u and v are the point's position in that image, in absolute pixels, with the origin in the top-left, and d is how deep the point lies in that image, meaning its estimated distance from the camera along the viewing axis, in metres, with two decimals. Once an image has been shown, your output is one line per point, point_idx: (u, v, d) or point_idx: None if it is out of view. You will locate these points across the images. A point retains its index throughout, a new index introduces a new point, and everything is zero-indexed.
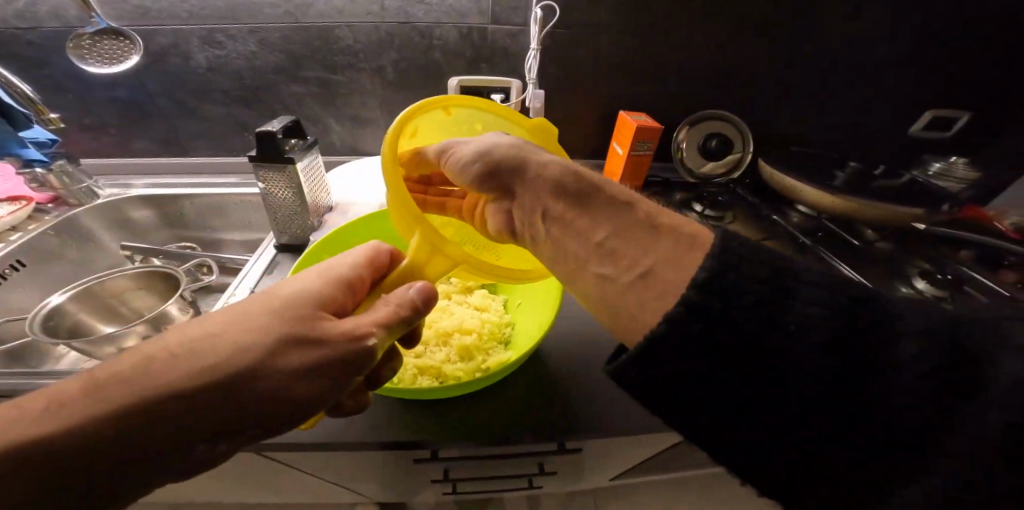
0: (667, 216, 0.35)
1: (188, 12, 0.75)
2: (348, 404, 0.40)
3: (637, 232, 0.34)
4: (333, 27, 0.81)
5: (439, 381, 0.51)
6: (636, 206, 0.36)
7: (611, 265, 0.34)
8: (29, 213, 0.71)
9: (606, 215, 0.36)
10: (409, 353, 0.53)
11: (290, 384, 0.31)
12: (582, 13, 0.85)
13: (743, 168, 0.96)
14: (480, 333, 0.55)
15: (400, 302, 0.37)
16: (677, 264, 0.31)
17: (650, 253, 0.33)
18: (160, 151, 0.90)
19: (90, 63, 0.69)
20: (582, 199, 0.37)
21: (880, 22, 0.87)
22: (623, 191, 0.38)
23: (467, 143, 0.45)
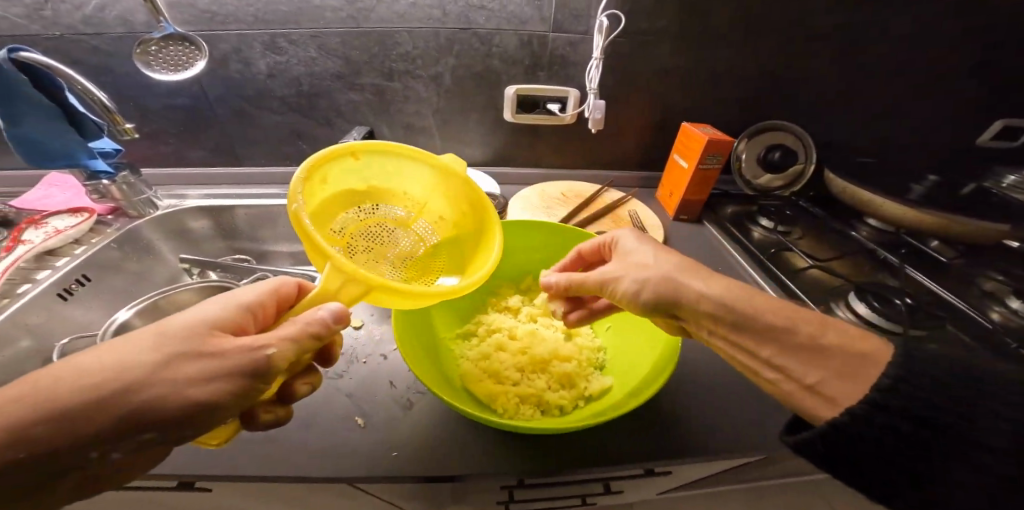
0: (839, 328, 0.38)
1: (253, 17, 0.73)
2: (263, 418, 0.39)
3: (808, 351, 0.37)
4: (393, 33, 0.78)
5: (541, 410, 0.49)
6: (805, 317, 0.39)
7: (783, 373, 0.38)
8: (92, 225, 0.71)
9: (775, 329, 0.39)
10: (506, 380, 0.51)
11: (184, 394, 0.32)
12: (651, 20, 0.81)
13: (803, 182, 0.94)
14: (578, 361, 0.54)
15: (311, 321, 0.36)
16: (851, 377, 0.35)
17: (822, 365, 0.36)
18: (216, 161, 0.90)
19: (155, 69, 0.67)
20: (752, 319, 0.40)
21: (956, 29, 0.84)
22: (786, 308, 0.40)
23: (623, 274, 0.45)
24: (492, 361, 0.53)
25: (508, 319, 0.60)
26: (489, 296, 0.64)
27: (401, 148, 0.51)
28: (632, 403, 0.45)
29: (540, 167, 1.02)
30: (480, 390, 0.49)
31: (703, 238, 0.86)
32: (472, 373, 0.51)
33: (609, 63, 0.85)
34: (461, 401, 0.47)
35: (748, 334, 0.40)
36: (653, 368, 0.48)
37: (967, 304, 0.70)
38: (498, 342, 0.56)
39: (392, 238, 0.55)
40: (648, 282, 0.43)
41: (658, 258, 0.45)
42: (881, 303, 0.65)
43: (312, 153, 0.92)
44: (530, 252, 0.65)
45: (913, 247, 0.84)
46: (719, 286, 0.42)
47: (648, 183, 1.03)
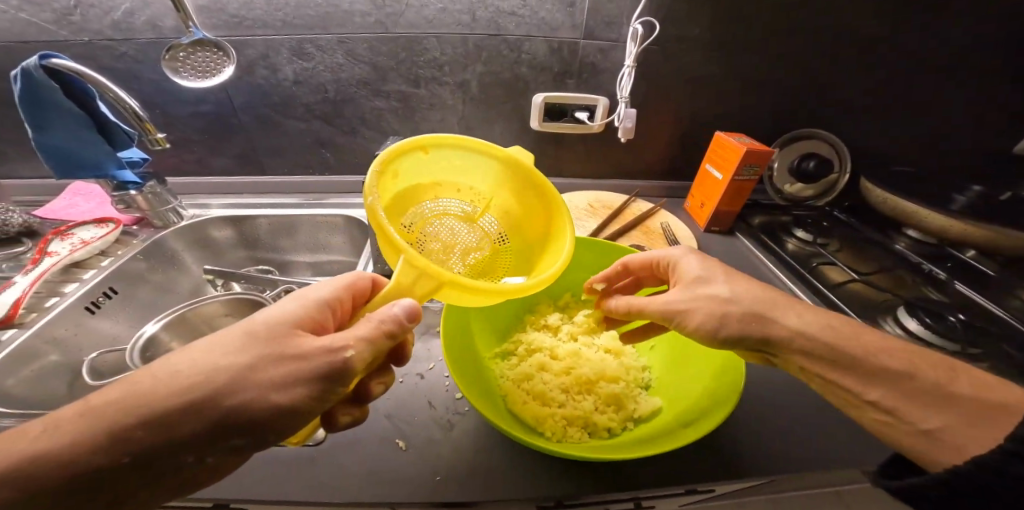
0: (976, 379, 0.37)
1: (282, 22, 0.71)
2: (342, 419, 0.41)
3: (926, 394, 0.36)
4: (421, 38, 0.76)
5: (589, 432, 0.47)
6: (930, 363, 0.38)
7: (892, 415, 0.37)
8: (117, 236, 0.71)
9: (890, 371, 0.38)
10: (552, 402, 0.49)
11: (270, 397, 0.33)
12: (686, 26, 0.78)
13: (835, 194, 0.93)
14: (626, 382, 0.52)
15: (386, 318, 0.36)
16: (979, 425, 0.34)
17: (944, 410, 0.35)
18: (237, 169, 0.89)
19: (184, 76, 0.66)
20: (862, 361, 0.38)
21: (1001, 34, 0.81)
22: (892, 348, 0.39)
23: (700, 304, 0.43)
24: (537, 382, 0.51)
25: (549, 338, 0.58)
26: (526, 314, 0.63)
27: (469, 147, 0.51)
28: (693, 428, 0.43)
29: (564, 176, 1.00)
30: (527, 412, 0.47)
31: (737, 249, 0.83)
32: (517, 395, 0.49)
33: (640, 70, 0.83)
34: (509, 424, 0.45)
35: (857, 375, 0.38)
36: (711, 390, 0.46)
37: (1015, 318, 0.68)
38: (541, 362, 0.54)
39: (455, 231, 0.55)
40: (728, 316, 0.42)
41: (733, 290, 0.43)
42: (934, 320, 0.63)
43: (335, 162, 0.90)
44: (569, 268, 0.64)
45: (953, 259, 0.82)
46: (804, 323, 0.41)
47: (675, 192, 1.01)
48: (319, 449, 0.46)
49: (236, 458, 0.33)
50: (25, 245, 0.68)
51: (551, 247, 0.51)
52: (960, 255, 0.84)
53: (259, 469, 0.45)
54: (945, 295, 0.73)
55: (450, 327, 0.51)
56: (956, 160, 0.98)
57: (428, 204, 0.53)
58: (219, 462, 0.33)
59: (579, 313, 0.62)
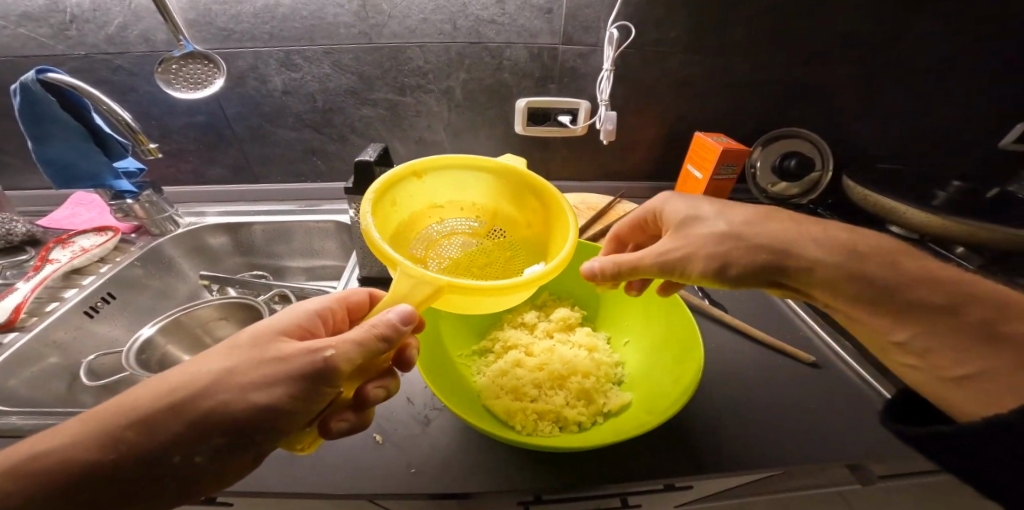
0: (1017, 312, 0.36)
1: (269, 34, 0.74)
2: (337, 427, 0.38)
3: (971, 343, 0.37)
4: (405, 48, 0.79)
5: (560, 425, 0.48)
6: (966, 296, 0.38)
7: (920, 358, 0.40)
8: (116, 244, 0.74)
9: (939, 317, 0.39)
10: (524, 397, 0.51)
11: (254, 396, 0.34)
12: (662, 29, 0.80)
13: (820, 190, 0.92)
14: (598, 377, 0.54)
15: (378, 323, 0.37)
16: (1011, 370, 0.35)
17: (981, 357, 0.36)
18: (232, 179, 0.92)
19: (176, 88, 0.69)
20: (890, 299, 0.41)
21: (979, 28, 0.81)
22: (941, 293, 0.39)
23: (694, 247, 0.47)
24: (510, 378, 0.52)
25: (525, 335, 0.60)
26: (504, 313, 0.65)
27: (459, 164, 0.54)
28: (657, 417, 0.44)
29: (550, 179, 1.02)
30: (498, 407, 0.48)
31: None
32: (490, 391, 0.51)
33: (620, 74, 0.85)
34: (480, 417, 0.46)
35: (886, 315, 0.41)
36: (676, 381, 0.48)
37: None
38: (516, 359, 0.55)
39: (463, 247, 0.58)
40: (726, 249, 0.45)
41: (726, 228, 0.46)
42: None
43: (326, 169, 0.93)
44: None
45: (935, 254, 0.82)
46: (823, 258, 0.44)
47: (660, 193, 1.02)
48: None
49: (219, 463, 0.34)
50: (28, 253, 0.72)
51: (556, 234, 0.52)
52: (947, 251, 0.83)
53: None
54: None
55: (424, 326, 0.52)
56: (941, 156, 0.99)
57: (431, 227, 0.57)
58: (205, 466, 0.34)
59: (556, 311, 0.63)
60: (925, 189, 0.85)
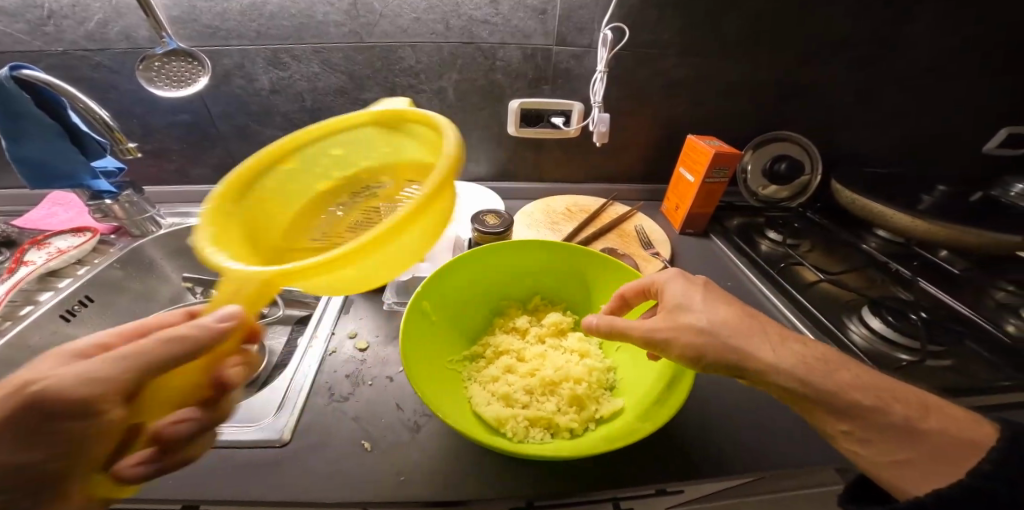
0: (940, 413, 0.39)
1: (256, 32, 0.73)
2: (128, 471, 0.34)
3: (902, 434, 0.38)
4: (396, 47, 0.77)
5: (551, 432, 0.48)
6: (897, 395, 0.39)
7: (863, 446, 0.38)
8: (94, 245, 0.72)
9: (867, 407, 0.38)
10: (515, 404, 0.50)
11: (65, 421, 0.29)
12: (655, 32, 0.80)
13: (809, 193, 0.94)
14: (590, 382, 0.53)
15: (176, 338, 0.31)
16: (939, 462, 0.36)
17: (915, 446, 0.37)
18: (217, 178, 0.90)
19: (158, 86, 0.67)
20: (830, 395, 0.39)
21: (963, 36, 0.83)
22: (874, 386, 0.40)
23: (678, 338, 0.42)
24: (501, 385, 0.52)
25: (516, 341, 0.60)
26: (496, 317, 0.64)
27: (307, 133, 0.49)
28: (648, 423, 0.44)
29: (543, 181, 1.01)
30: (489, 414, 0.48)
31: (711, 252, 0.85)
32: (481, 398, 0.50)
33: (613, 76, 0.84)
34: (470, 425, 0.46)
35: (829, 410, 0.39)
36: (665, 386, 0.48)
37: (980, 316, 0.69)
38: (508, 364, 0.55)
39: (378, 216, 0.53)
40: (705, 350, 0.41)
41: (711, 323, 0.42)
42: (896, 318, 0.64)
43: None
44: (534, 271, 0.65)
45: (922, 259, 0.83)
46: (781, 358, 0.40)
47: (652, 195, 1.02)
48: (285, 449, 0.47)
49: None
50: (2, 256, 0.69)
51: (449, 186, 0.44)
52: (932, 255, 0.85)
53: (216, 468, 0.45)
54: (911, 293, 0.74)
55: (417, 331, 0.52)
56: (927, 160, 1.00)
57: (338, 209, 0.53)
58: None
59: (548, 315, 0.63)
60: (911, 193, 0.86)
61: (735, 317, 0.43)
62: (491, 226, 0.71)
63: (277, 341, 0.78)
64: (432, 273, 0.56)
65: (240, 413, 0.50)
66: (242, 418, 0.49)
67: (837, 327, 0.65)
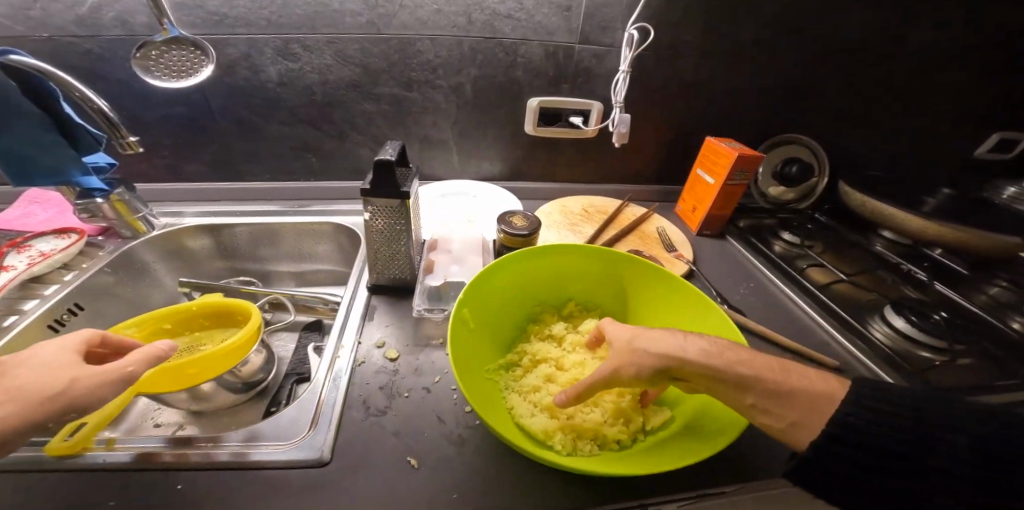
0: (800, 371, 0.41)
1: (266, 20, 0.68)
2: None
3: (780, 393, 0.39)
4: (414, 40, 0.74)
5: (599, 444, 0.46)
6: (768, 363, 0.41)
7: (766, 416, 0.39)
8: (81, 248, 0.65)
9: (749, 379, 0.39)
10: (560, 415, 0.49)
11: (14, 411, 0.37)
12: (677, 34, 0.80)
13: (814, 198, 0.96)
14: (632, 394, 0.52)
15: None
16: (816, 414, 0.38)
17: (792, 405, 0.39)
18: (213, 176, 0.84)
19: (156, 76, 0.62)
20: (724, 375, 0.40)
21: (962, 44, 0.87)
22: (754, 355, 0.41)
23: (620, 363, 0.42)
24: (544, 395, 0.51)
25: (553, 348, 0.58)
26: (530, 324, 0.63)
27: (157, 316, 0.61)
28: (711, 443, 0.43)
29: (556, 182, 1.00)
30: (535, 427, 0.46)
31: (730, 254, 0.85)
32: (524, 409, 0.48)
33: (633, 76, 0.84)
34: (521, 438, 0.43)
35: (727, 389, 0.40)
36: (723, 398, 0.47)
37: (986, 313, 0.72)
38: (548, 373, 0.54)
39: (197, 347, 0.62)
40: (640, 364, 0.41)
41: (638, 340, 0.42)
42: (919, 318, 0.65)
43: (321, 167, 0.87)
44: (570, 275, 0.64)
45: (929, 259, 0.86)
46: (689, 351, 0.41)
47: (665, 197, 1.02)
48: (325, 469, 0.43)
49: None
50: None
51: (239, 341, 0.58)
52: (934, 255, 0.88)
53: (246, 492, 0.40)
54: (923, 293, 0.76)
55: (457, 338, 0.49)
56: (922, 163, 1.05)
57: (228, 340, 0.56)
58: None
59: (584, 322, 0.62)
60: (915, 195, 0.89)
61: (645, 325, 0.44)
62: (519, 228, 0.68)
63: (285, 350, 0.73)
64: (475, 276, 0.54)
65: (270, 429, 0.46)
66: (274, 435, 0.45)
67: (862, 325, 0.66)
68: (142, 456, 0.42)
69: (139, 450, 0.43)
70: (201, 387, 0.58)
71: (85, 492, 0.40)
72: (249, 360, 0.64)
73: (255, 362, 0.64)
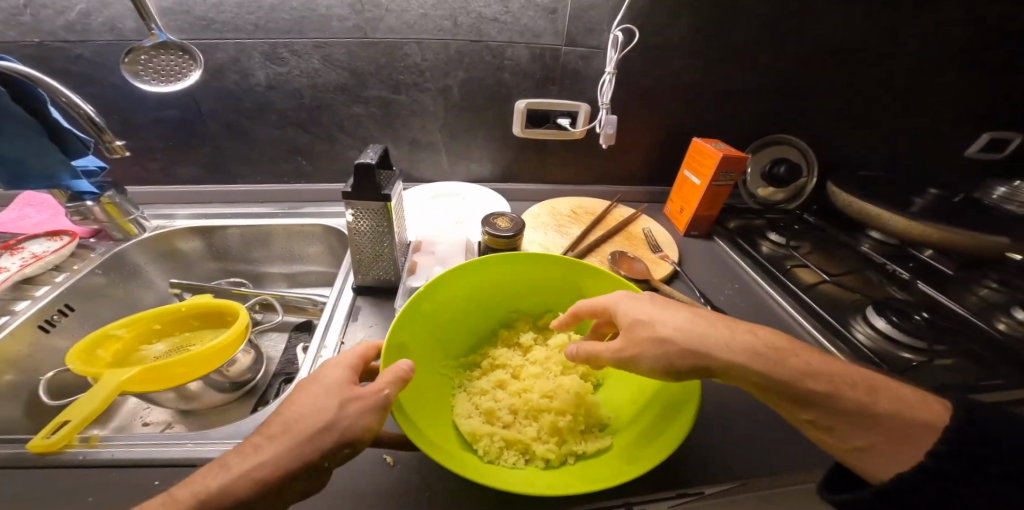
0: (896, 395, 0.40)
1: (254, 25, 0.69)
2: None
3: (857, 417, 0.39)
4: (401, 44, 0.75)
5: (526, 458, 0.48)
6: (853, 381, 0.40)
7: (828, 433, 0.39)
8: (73, 249, 0.66)
9: (821, 395, 0.39)
10: (496, 422, 0.51)
11: (300, 447, 0.34)
12: (662, 35, 0.80)
13: (804, 198, 0.96)
14: (575, 416, 0.52)
15: None
16: (899, 445, 0.38)
17: (873, 431, 0.38)
18: (205, 178, 0.85)
19: (145, 80, 0.63)
20: (789, 385, 0.40)
21: (950, 44, 0.87)
22: (838, 373, 0.41)
23: (645, 352, 0.44)
24: (486, 400, 0.54)
25: (515, 357, 0.61)
26: (501, 329, 0.65)
27: (147, 316, 0.62)
28: (635, 464, 0.43)
29: (547, 182, 1.00)
30: (465, 429, 0.49)
31: (716, 254, 0.86)
32: (463, 409, 0.52)
33: (620, 78, 0.84)
34: (445, 441, 0.46)
35: (790, 401, 0.40)
36: (660, 426, 0.46)
37: (973, 314, 0.72)
38: (500, 379, 0.58)
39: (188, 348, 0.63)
40: (668, 358, 0.43)
41: (673, 329, 0.43)
42: (900, 318, 0.65)
43: (312, 170, 0.88)
44: (547, 293, 0.65)
45: (915, 259, 0.86)
46: (734, 348, 0.42)
47: (655, 197, 1.03)
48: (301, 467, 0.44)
49: None
50: None
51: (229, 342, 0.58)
52: (921, 255, 0.88)
53: None
54: (908, 294, 0.76)
55: (412, 340, 0.51)
56: (912, 163, 1.05)
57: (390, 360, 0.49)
58: None
59: (555, 337, 0.64)
60: (903, 195, 0.89)
61: (698, 319, 0.44)
62: (503, 229, 0.69)
63: (275, 350, 0.74)
64: (434, 278, 0.54)
65: (248, 429, 0.47)
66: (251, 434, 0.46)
67: (842, 326, 0.66)
68: (125, 453, 0.43)
69: (124, 447, 0.44)
70: (188, 387, 0.59)
71: (68, 488, 0.41)
72: (237, 360, 0.65)
73: (243, 363, 0.65)
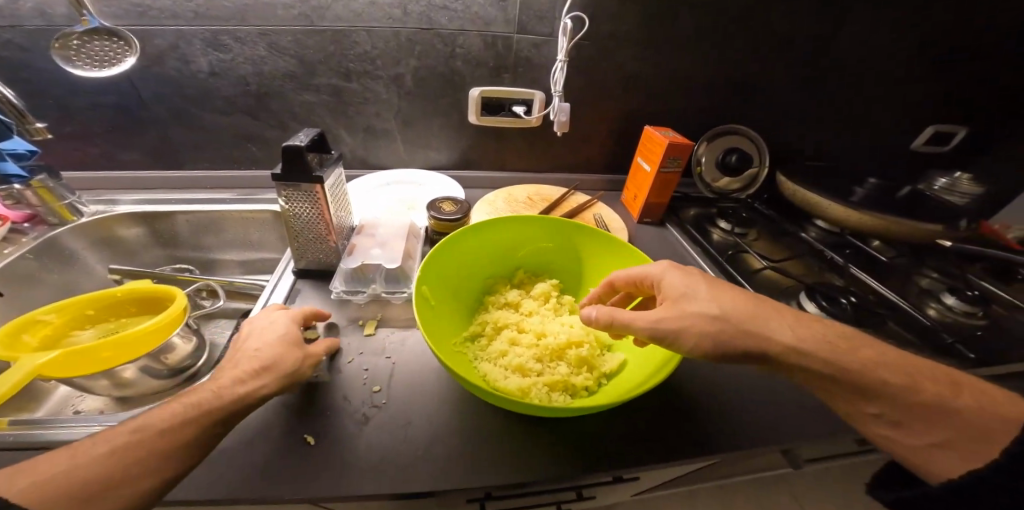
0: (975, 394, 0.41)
1: (193, 12, 0.68)
2: None
3: (933, 415, 0.40)
4: (349, 32, 0.75)
5: (570, 394, 0.50)
6: (929, 375, 0.42)
7: (893, 428, 0.40)
8: (3, 235, 0.65)
9: (894, 388, 0.40)
10: (530, 373, 0.52)
11: (239, 388, 0.40)
12: (613, 25, 0.81)
13: (758, 185, 0.98)
14: (590, 343, 0.56)
15: None
16: (974, 442, 0.39)
17: (944, 426, 0.39)
18: (150, 164, 0.84)
19: (77, 65, 0.62)
20: (862, 376, 0.41)
21: (896, 40, 0.89)
22: (903, 364, 0.42)
23: (688, 323, 0.42)
24: (511, 357, 0.54)
25: (512, 314, 0.61)
26: (485, 297, 0.66)
27: (77, 302, 0.61)
28: (659, 372, 0.47)
29: (507, 171, 1.00)
30: (511, 387, 0.49)
31: (668, 240, 0.87)
32: (497, 372, 0.51)
33: (573, 67, 0.85)
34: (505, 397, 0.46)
35: (856, 392, 0.41)
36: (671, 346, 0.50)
37: (906, 302, 0.73)
38: (511, 337, 0.57)
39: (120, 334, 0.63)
40: (717, 337, 0.42)
41: (711, 308, 0.43)
42: (829, 304, 0.68)
43: (265, 157, 0.87)
44: (515, 245, 0.68)
45: (852, 246, 0.88)
46: (786, 336, 0.42)
47: (614, 187, 1.04)
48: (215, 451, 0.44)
49: None
50: None
51: (162, 327, 0.58)
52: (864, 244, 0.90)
53: None
54: (845, 280, 0.78)
55: (425, 312, 0.52)
56: (866, 155, 1.08)
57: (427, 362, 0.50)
58: None
59: (535, 286, 0.67)
60: (846, 185, 0.91)
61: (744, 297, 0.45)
62: (449, 213, 0.70)
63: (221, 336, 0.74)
64: (427, 258, 0.56)
65: None
66: None
67: None
68: (26, 436, 0.43)
69: (23, 432, 0.44)
70: (123, 375, 0.58)
71: None
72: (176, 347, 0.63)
73: (183, 349, 0.64)
